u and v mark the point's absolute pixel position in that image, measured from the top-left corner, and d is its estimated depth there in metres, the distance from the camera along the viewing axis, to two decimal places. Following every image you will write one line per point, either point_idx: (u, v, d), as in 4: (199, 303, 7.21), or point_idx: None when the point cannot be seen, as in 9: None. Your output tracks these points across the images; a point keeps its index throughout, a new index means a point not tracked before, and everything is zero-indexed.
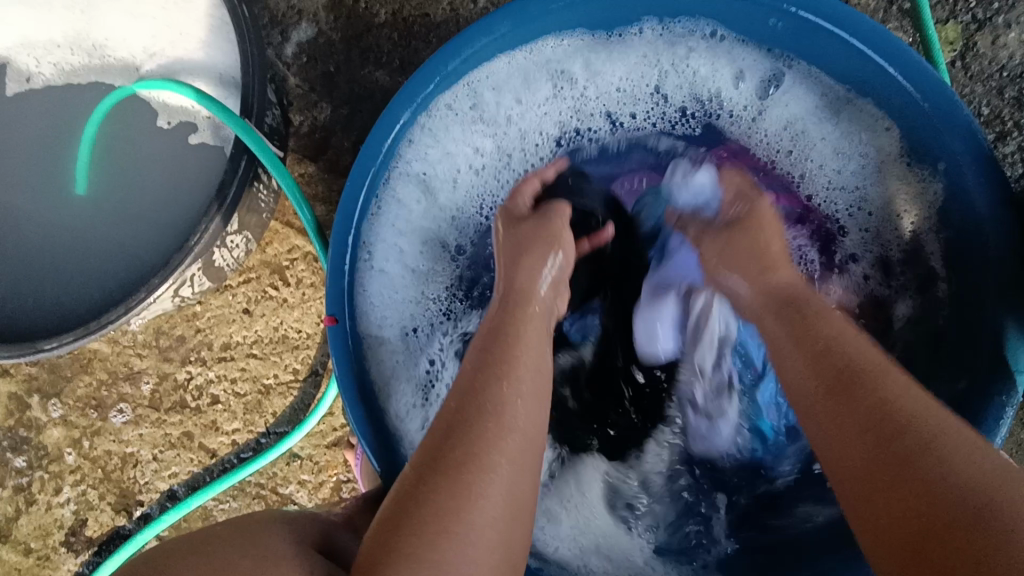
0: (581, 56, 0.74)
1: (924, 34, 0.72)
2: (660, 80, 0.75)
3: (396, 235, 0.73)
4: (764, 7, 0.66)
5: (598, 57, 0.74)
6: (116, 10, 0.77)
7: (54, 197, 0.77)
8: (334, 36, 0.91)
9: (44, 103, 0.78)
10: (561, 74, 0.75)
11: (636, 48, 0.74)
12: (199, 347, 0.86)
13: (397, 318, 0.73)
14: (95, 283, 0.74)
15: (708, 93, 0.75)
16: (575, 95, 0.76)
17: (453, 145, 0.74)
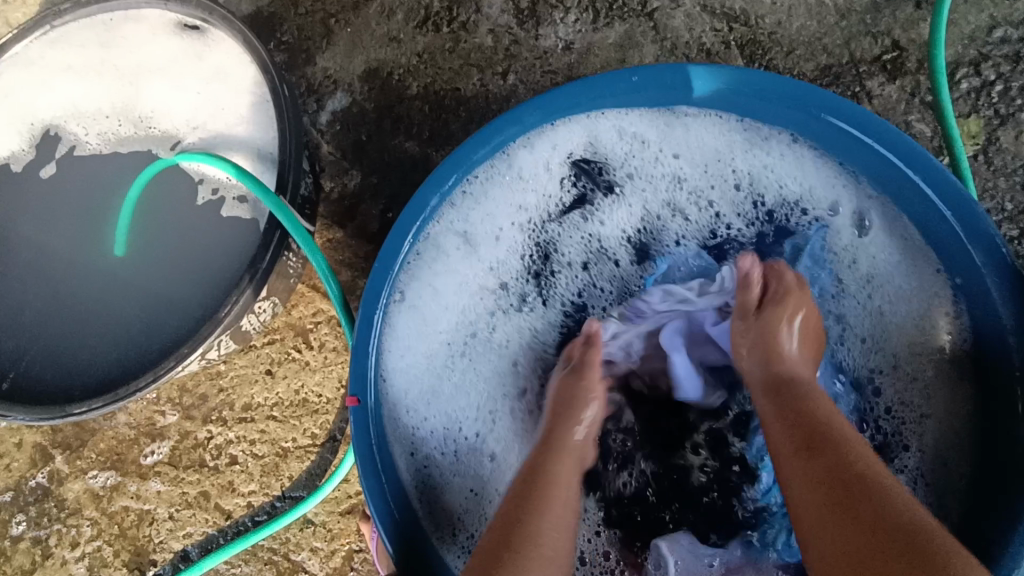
0: (644, 128, 0.75)
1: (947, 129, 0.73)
2: (727, 158, 0.75)
3: (431, 277, 0.74)
4: (797, 109, 0.69)
5: (667, 129, 0.75)
6: (165, 86, 0.81)
7: (92, 259, 0.79)
8: (367, 106, 0.95)
9: (87, 168, 0.81)
10: (620, 155, 0.76)
11: (686, 131, 0.75)
12: (220, 407, 0.88)
13: (418, 363, 0.73)
14: (127, 346, 0.76)
15: (767, 189, 0.75)
16: (639, 169, 0.76)
17: (505, 202, 0.76)
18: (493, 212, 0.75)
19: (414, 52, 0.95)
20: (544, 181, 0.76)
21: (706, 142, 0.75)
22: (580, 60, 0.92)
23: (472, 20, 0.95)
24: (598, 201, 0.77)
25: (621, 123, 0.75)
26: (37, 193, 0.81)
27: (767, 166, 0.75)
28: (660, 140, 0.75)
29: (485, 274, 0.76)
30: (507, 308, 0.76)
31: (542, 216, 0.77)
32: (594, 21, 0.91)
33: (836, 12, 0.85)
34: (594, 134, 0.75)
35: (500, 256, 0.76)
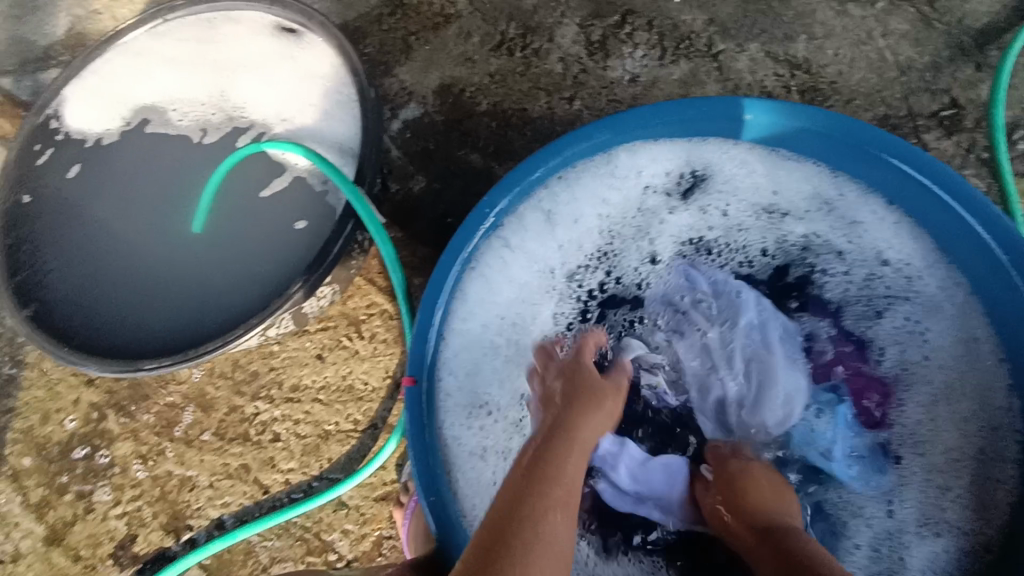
0: (741, 156, 0.79)
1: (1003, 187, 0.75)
2: (815, 196, 0.79)
3: (505, 251, 0.77)
4: (867, 154, 0.72)
5: (765, 164, 0.79)
6: (259, 81, 0.89)
7: (174, 234, 0.85)
8: (438, 118, 1.02)
9: (179, 149, 0.89)
10: (720, 170, 0.80)
11: (785, 172, 0.79)
12: (270, 385, 0.92)
13: (479, 330, 0.76)
14: (199, 314, 0.81)
15: (847, 232, 0.78)
16: (726, 193, 0.80)
17: (592, 199, 0.79)
18: (573, 218, 0.79)
19: (486, 72, 1.04)
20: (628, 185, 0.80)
21: (792, 184, 0.79)
22: (645, 91, 0.97)
23: (544, 48, 1.03)
24: (680, 214, 0.81)
25: (710, 151, 0.79)
26: (132, 168, 0.89)
27: (847, 217, 0.78)
28: (745, 174, 0.80)
29: (548, 272, 0.79)
30: (565, 295, 0.80)
31: (619, 219, 0.80)
32: (661, 58, 0.97)
33: (894, 69, 0.89)
34: (691, 155, 0.79)
35: (574, 248, 0.80)
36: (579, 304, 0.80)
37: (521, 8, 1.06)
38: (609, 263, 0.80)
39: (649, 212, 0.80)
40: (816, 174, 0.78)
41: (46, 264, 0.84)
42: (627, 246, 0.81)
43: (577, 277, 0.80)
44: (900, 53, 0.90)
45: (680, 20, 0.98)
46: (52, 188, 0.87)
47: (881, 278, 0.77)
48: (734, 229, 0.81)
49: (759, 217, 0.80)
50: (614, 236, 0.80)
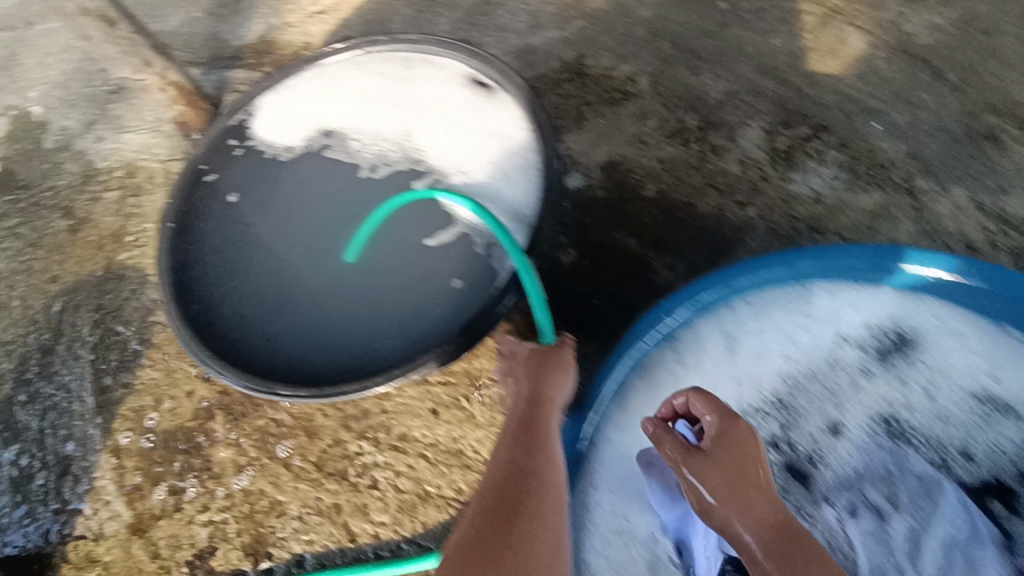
0: (955, 327, 0.75)
1: None
2: None
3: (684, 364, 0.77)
4: None
5: (983, 341, 0.74)
6: (444, 129, 0.89)
7: (330, 261, 0.85)
8: (600, 194, 1.00)
9: (351, 178, 0.89)
10: (930, 336, 0.75)
11: (1006, 356, 0.73)
12: (378, 428, 0.90)
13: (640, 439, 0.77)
14: (340, 350, 0.79)
15: None
16: (934, 361, 0.74)
17: (783, 334, 0.77)
18: (760, 348, 0.77)
19: (657, 158, 1.01)
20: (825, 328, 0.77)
21: (1013, 371, 0.72)
22: (827, 213, 0.91)
23: (723, 146, 0.99)
24: (878, 372, 0.75)
25: (922, 314, 0.76)
26: (303, 187, 0.90)
27: None
28: (954, 351, 0.74)
29: (722, 398, 0.77)
30: None
31: (809, 361, 0.77)
32: (850, 182, 0.92)
33: None
34: (900, 312, 0.76)
35: (754, 379, 0.77)
36: None
37: (705, 100, 1.03)
38: (790, 404, 0.76)
39: (840, 368, 0.76)
40: None
41: (207, 265, 0.86)
42: (813, 392, 0.76)
43: (754, 410, 0.76)
44: None
45: (878, 147, 0.93)
46: (225, 190, 0.90)
47: None
48: (940, 405, 0.73)
49: (971, 399, 0.73)
50: (801, 378, 0.76)
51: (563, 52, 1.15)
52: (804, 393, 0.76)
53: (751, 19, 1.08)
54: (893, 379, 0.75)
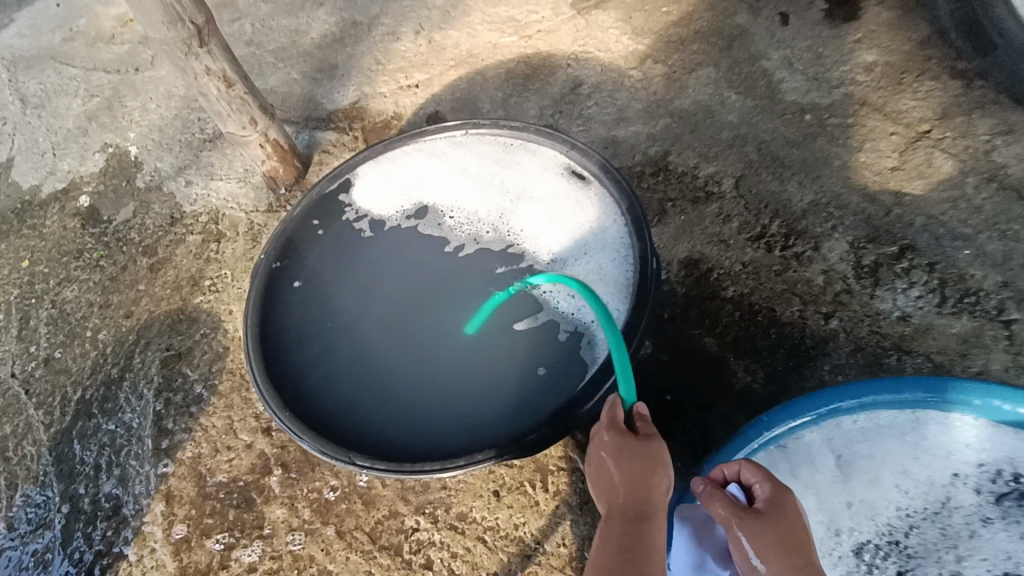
0: None
1: None
2: None
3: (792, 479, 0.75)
4: None
5: None
6: (538, 215, 0.92)
7: (416, 334, 0.86)
8: (679, 289, 1.00)
9: (443, 254, 0.91)
10: None
11: None
12: (437, 504, 0.88)
13: None
14: (420, 426, 0.79)
15: None
16: None
17: (895, 461, 0.75)
18: (870, 473, 0.75)
19: (739, 260, 1.02)
20: (940, 460, 0.74)
21: None
22: (915, 333, 0.90)
23: (808, 254, 0.99)
24: (998, 514, 0.72)
25: None
26: (396, 257, 0.92)
27: None
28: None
29: (831, 521, 0.74)
30: (846, 554, 0.73)
31: (923, 493, 0.74)
32: (939, 305, 0.91)
33: None
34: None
35: (862, 506, 0.74)
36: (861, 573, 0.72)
37: (789, 208, 1.05)
38: (901, 537, 0.73)
39: (954, 506, 0.73)
40: None
41: (295, 326, 0.88)
42: (926, 528, 0.73)
43: (862, 539, 0.73)
44: None
45: (969, 273, 0.93)
46: (322, 254, 0.93)
47: None
48: None
49: None
50: (914, 511, 0.74)
51: (648, 146, 1.19)
52: (918, 528, 0.73)
53: (838, 135, 1.12)
54: (1016, 527, 0.71)
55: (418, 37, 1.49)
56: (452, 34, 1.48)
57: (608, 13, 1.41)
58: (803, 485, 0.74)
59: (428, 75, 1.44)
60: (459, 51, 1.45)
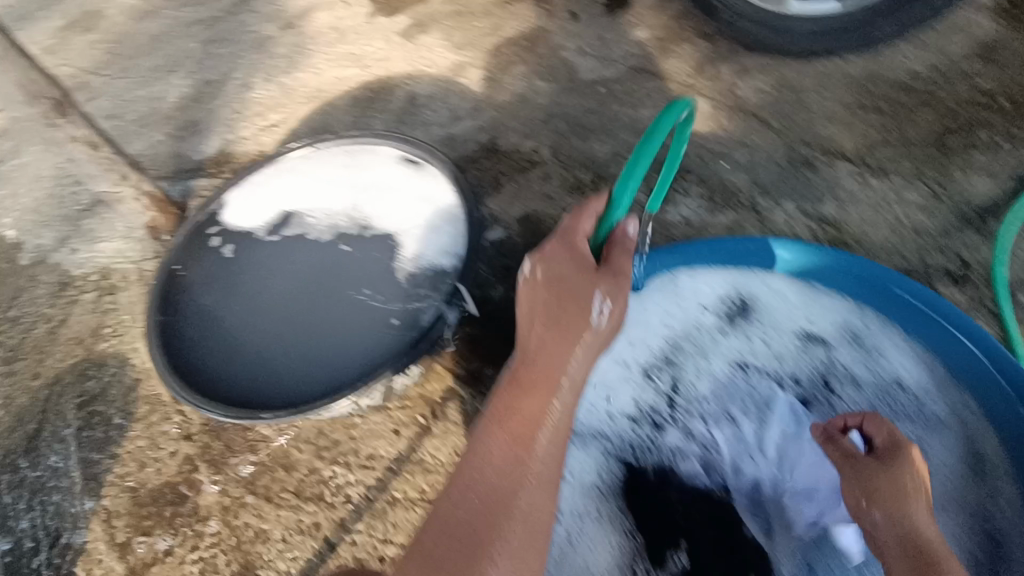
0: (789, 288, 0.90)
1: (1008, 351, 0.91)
2: (853, 327, 0.88)
3: None
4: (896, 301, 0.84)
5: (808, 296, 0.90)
6: (383, 199, 1.10)
7: (295, 313, 1.03)
8: (519, 241, 1.22)
9: (310, 248, 1.08)
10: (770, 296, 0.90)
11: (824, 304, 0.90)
12: (348, 453, 1.04)
13: None
14: (311, 380, 0.97)
15: (884, 363, 0.87)
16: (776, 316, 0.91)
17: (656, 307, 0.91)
18: (639, 320, 0.91)
19: (562, 209, 1.25)
20: (688, 298, 0.92)
21: (835, 317, 0.89)
22: (695, 233, 1.16)
23: (611, 193, 1.24)
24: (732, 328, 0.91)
25: (762, 280, 0.90)
26: (262, 262, 1.08)
27: (874, 349, 0.88)
28: (784, 306, 0.91)
29: (615, 363, 0.91)
30: (628, 384, 0.91)
31: (681, 326, 0.91)
32: (710, 208, 1.17)
33: (909, 230, 1.06)
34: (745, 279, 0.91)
35: (636, 347, 0.91)
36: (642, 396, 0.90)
37: (597, 161, 1.31)
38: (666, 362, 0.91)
39: (706, 328, 0.92)
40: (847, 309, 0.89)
41: (193, 334, 1.02)
42: (684, 351, 0.91)
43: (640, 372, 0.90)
44: (914, 218, 1.07)
45: (729, 180, 1.18)
46: (195, 273, 1.06)
47: (902, 402, 0.86)
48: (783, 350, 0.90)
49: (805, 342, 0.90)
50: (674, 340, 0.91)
51: (478, 136, 1.41)
52: (678, 352, 0.91)
53: (626, 99, 1.38)
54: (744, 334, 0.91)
55: (269, 83, 1.59)
56: (298, 75, 1.59)
57: (432, 36, 1.55)
58: None
59: (284, 114, 1.57)
60: (308, 87, 1.58)
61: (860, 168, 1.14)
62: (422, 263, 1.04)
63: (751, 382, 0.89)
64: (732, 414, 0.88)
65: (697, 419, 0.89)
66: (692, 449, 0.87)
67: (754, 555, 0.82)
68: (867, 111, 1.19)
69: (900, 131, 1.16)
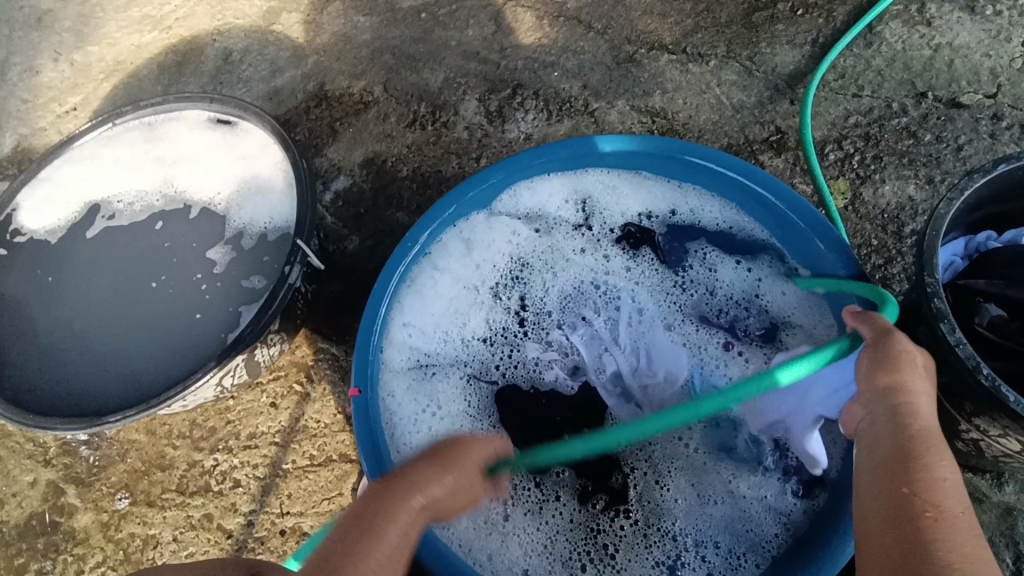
0: (613, 182, 0.92)
1: (824, 203, 0.93)
2: (677, 205, 0.91)
3: (432, 270, 0.87)
4: (702, 170, 0.87)
5: (631, 187, 0.92)
6: (198, 167, 1.02)
7: (128, 308, 0.94)
8: (366, 186, 1.17)
9: (129, 233, 0.99)
10: (600, 195, 0.92)
11: (649, 189, 0.91)
12: (227, 437, 0.99)
13: (415, 344, 0.84)
14: (158, 372, 0.89)
15: (713, 231, 0.89)
16: (609, 213, 0.92)
17: (501, 228, 0.90)
18: (486, 242, 0.90)
19: (404, 145, 1.20)
20: (528, 213, 0.92)
21: (661, 201, 0.91)
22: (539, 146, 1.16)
23: (451, 120, 1.21)
24: (574, 230, 0.92)
25: (591, 182, 0.92)
26: (65, 272, 0.97)
27: (696, 223, 0.90)
28: (616, 200, 0.92)
29: (469, 288, 0.88)
30: (484, 305, 0.88)
31: (529, 240, 0.91)
32: (548, 119, 1.17)
33: (730, 108, 1.12)
34: (575, 183, 0.92)
35: (487, 268, 0.90)
36: (498, 314, 0.88)
37: (429, 91, 1.25)
38: (518, 276, 0.90)
39: (548, 238, 0.91)
40: (669, 190, 0.91)
41: (16, 349, 0.92)
42: (532, 262, 0.90)
43: (496, 291, 0.89)
44: (733, 96, 1.12)
45: (561, 88, 1.19)
46: None
47: (732, 267, 0.88)
48: (620, 243, 0.91)
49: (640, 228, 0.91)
50: (522, 254, 0.91)
51: (306, 84, 1.31)
52: (527, 265, 0.90)
53: (448, 21, 1.30)
54: (588, 235, 0.91)
55: (59, 63, 1.41)
56: (92, 50, 1.41)
57: None
58: (441, 270, 0.87)
59: (82, 96, 1.39)
60: (105, 62, 1.41)
61: (679, 56, 1.17)
62: (252, 224, 0.98)
63: (598, 282, 0.89)
64: (583, 315, 0.88)
65: (553, 328, 0.87)
66: (552, 356, 0.85)
67: (625, 440, 0.80)
68: (680, 0, 1.21)
69: (709, 14, 1.19)
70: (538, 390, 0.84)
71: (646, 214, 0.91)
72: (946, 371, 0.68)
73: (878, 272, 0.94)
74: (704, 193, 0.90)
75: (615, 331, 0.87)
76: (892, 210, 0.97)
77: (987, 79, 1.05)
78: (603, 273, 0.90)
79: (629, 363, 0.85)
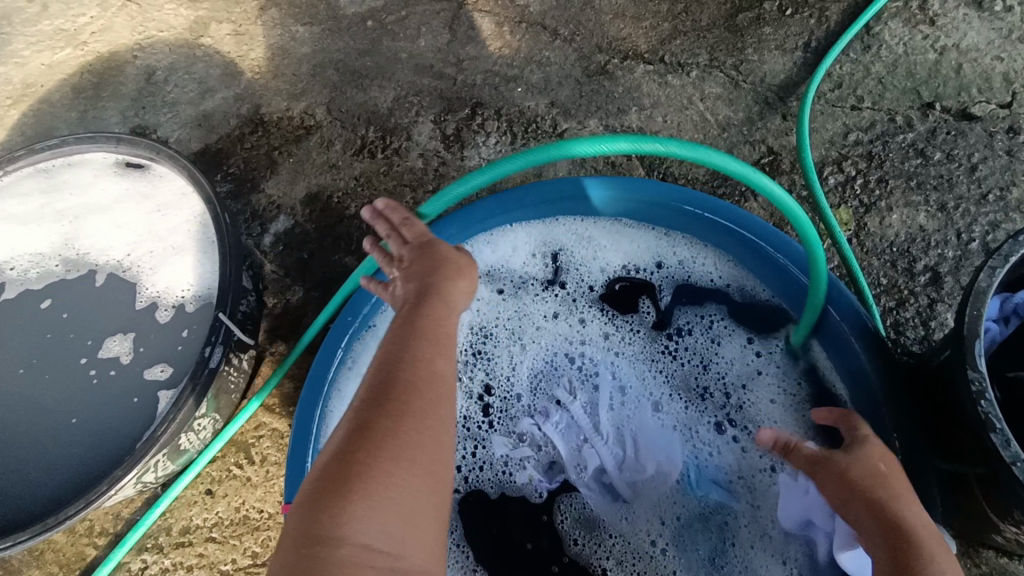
0: (589, 233, 0.83)
1: (841, 249, 0.78)
2: (664, 257, 0.82)
3: None
4: (684, 215, 0.80)
5: (610, 238, 0.82)
6: (105, 223, 0.88)
7: (27, 395, 0.80)
8: (309, 226, 1.04)
9: (25, 304, 0.85)
10: (574, 247, 0.82)
11: (630, 240, 0.82)
12: (157, 533, 0.86)
13: None
14: (64, 475, 0.76)
15: (705, 288, 0.81)
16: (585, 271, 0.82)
17: None
18: None
19: (351, 176, 1.06)
20: (491, 274, 0.82)
21: (644, 253, 0.82)
22: None
23: (404, 146, 1.07)
24: (544, 289, 0.82)
25: (562, 232, 0.83)
26: None
27: (686, 277, 0.81)
28: (591, 254, 0.82)
29: None
30: None
31: (491, 304, 0.81)
32: (513, 143, 1.04)
33: (715, 126, 1.00)
34: (545, 235, 0.83)
35: None
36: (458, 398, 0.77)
37: (378, 112, 1.10)
38: (481, 350, 0.79)
39: (514, 302, 0.81)
40: (653, 241, 0.82)
41: None
42: (495, 331, 0.80)
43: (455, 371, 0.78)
44: (718, 112, 1.00)
45: (525, 106, 1.06)
46: None
47: (724, 333, 0.79)
48: (598, 306, 0.81)
49: (620, 286, 0.81)
50: (484, 324, 0.80)
51: (238, 107, 1.15)
52: (490, 334, 0.80)
53: (397, 30, 1.15)
54: (561, 295, 0.81)
55: None
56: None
57: None
58: None
59: None
60: (10, 84, 1.22)
61: (657, 66, 1.04)
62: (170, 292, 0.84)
63: (574, 356, 0.79)
64: (556, 398, 0.77)
65: (522, 416, 0.76)
66: (524, 453, 0.75)
67: (607, 552, 0.71)
68: (655, 0, 1.08)
69: (688, 15, 1.06)
70: (507, 493, 0.73)
71: (627, 269, 0.82)
72: (988, 466, 0.56)
73: (888, 316, 0.83)
74: (691, 242, 0.82)
75: (595, 415, 0.76)
76: (901, 243, 0.86)
77: (999, 87, 0.94)
78: (578, 344, 0.79)
79: (613, 455, 0.75)
